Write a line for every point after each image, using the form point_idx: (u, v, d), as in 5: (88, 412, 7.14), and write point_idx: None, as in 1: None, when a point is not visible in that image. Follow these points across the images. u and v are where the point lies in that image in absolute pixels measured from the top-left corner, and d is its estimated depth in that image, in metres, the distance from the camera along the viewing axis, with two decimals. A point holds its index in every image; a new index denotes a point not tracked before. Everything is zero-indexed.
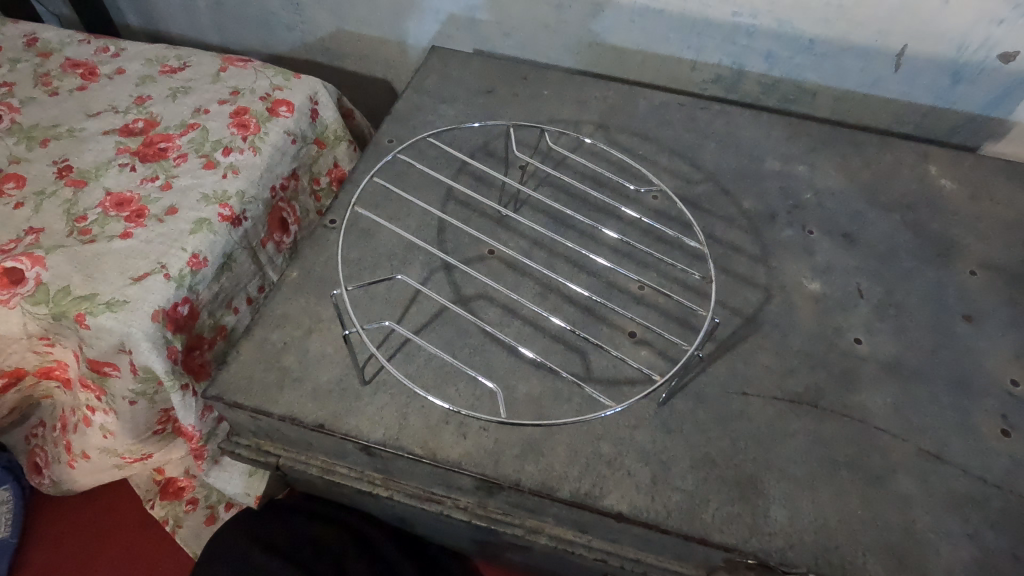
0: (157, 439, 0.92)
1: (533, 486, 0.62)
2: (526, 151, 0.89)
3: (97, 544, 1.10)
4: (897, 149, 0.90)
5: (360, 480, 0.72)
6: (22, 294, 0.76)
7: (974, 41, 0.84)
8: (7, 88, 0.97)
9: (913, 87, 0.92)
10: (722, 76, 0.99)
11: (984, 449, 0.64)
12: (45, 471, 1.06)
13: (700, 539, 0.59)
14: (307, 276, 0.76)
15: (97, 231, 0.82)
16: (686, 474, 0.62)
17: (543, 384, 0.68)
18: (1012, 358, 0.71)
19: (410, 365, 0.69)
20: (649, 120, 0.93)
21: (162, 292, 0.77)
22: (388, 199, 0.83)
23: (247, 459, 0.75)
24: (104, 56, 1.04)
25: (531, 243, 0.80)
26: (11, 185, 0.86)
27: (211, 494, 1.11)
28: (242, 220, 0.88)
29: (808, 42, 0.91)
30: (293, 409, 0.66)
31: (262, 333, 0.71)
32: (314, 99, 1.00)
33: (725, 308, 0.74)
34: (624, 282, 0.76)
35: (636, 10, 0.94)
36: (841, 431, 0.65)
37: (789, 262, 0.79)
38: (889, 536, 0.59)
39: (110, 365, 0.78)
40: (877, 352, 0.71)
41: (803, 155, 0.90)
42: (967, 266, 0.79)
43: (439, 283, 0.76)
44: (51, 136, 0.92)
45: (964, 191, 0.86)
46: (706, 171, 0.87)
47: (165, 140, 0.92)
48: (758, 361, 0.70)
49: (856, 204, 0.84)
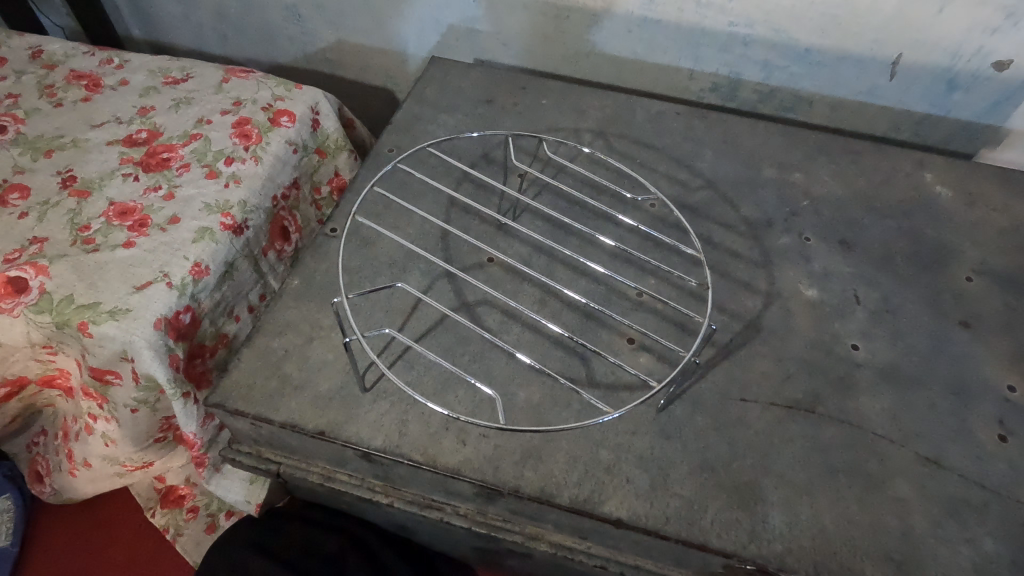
0: (159, 446, 0.92)
1: (532, 492, 0.62)
2: (526, 160, 0.90)
3: (98, 552, 1.11)
4: (893, 157, 0.91)
5: (360, 487, 0.72)
6: (26, 302, 0.77)
7: (968, 50, 0.85)
8: (13, 100, 0.99)
9: (909, 95, 0.92)
10: (720, 85, 1.00)
11: (982, 455, 0.65)
12: (46, 479, 1.06)
13: (699, 545, 0.59)
14: (308, 284, 0.76)
15: (101, 240, 0.83)
16: (684, 480, 0.63)
17: (543, 391, 0.68)
18: (1009, 364, 0.71)
19: (411, 372, 0.69)
20: (647, 129, 0.94)
21: (164, 301, 0.78)
22: (389, 208, 0.84)
23: (249, 466, 0.75)
24: (108, 67, 1.05)
25: (530, 250, 0.81)
26: (15, 195, 0.87)
27: (212, 502, 1.12)
28: (244, 229, 0.88)
29: (804, 51, 0.92)
30: (294, 416, 0.67)
31: (264, 341, 0.72)
32: (316, 109, 1.01)
33: (723, 314, 0.75)
34: (623, 289, 0.77)
35: (634, 20, 0.95)
36: (839, 437, 0.66)
37: (787, 269, 0.79)
38: (888, 541, 0.59)
39: (112, 373, 0.79)
40: (874, 358, 0.72)
41: (800, 162, 0.90)
42: (964, 272, 0.79)
43: (439, 290, 0.76)
44: (56, 146, 0.93)
45: (960, 198, 0.86)
46: (704, 179, 0.88)
47: (167, 150, 0.93)
48: (756, 367, 0.71)
49: (852, 211, 0.85)
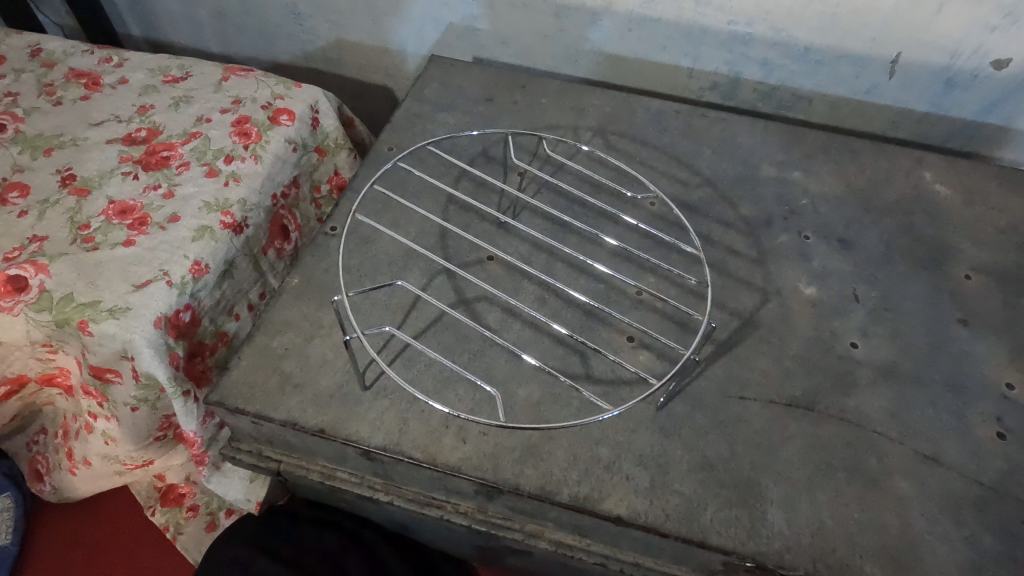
0: (159, 445, 0.92)
1: (532, 489, 0.62)
2: (525, 159, 0.90)
3: (98, 550, 1.11)
4: (892, 155, 0.91)
5: (360, 485, 0.72)
6: (26, 301, 0.77)
7: (967, 49, 0.85)
8: (12, 98, 0.99)
9: (908, 94, 0.93)
10: (719, 84, 1.00)
11: (980, 452, 0.65)
12: (46, 478, 1.06)
13: (699, 542, 0.59)
14: (308, 282, 0.76)
15: (100, 239, 0.83)
16: (684, 477, 0.63)
17: (542, 389, 0.68)
18: (1008, 362, 0.71)
19: (411, 370, 0.69)
20: (647, 127, 0.94)
21: (164, 299, 0.78)
22: (388, 206, 0.84)
23: (249, 464, 0.75)
24: (108, 65, 1.05)
25: (530, 248, 0.81)
26: (15, 193, 0.87)
27: (213, 500, 1.12)
28: (243, 228, 0.88)
29: (804, 50, 0.92)
30: (294, 414, 0.67)
31: (264, 339, 0.72)
32: (315, 108, 1.01)
33: (723, 312, 0.75)
34: (623, 287, 0.77)
35: (633, 18, 0.96)
36: (838, 435, 0.66)
37: (786, 267, 0.79)
38: (886, 538, 0.60)
39: (112, 372, 0.79)
40: (873, 356, 0.72)
41: (799, 161, 0.90)
42: (963, 270, 0.79)
43: (439, 289, 0.76)
44: (55, 145, 0.93)
45: (959, 197, 0.86)
46: (703, 177, 0.88)
47: (167, 149, 0.93)
48: (755, 365, 0.71)
49: (851, 210, 0.85)
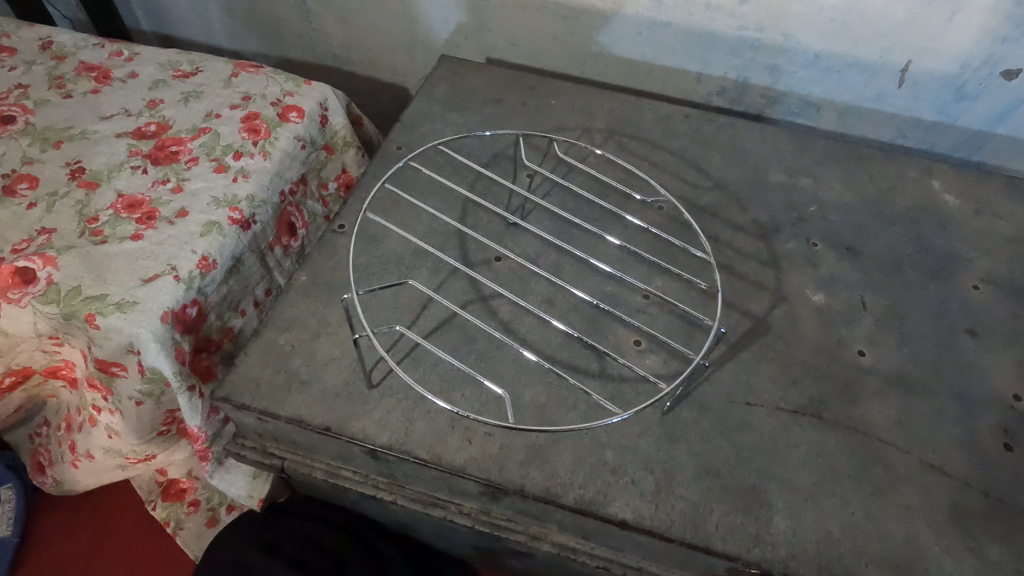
0: (162, 440, 0.91)
1: (537, 491, 0.62)
2: (536, 159, 0.90)
3: (99, 545, 1.11)
4: (900, 164, 0.91)
5: (364, 483, 0.72)
6: (33, 293, 0.77)
7: (976, 58, 0.85)
8: (21, 90, 0.99)
9: (916, 102, 0.93)
10: (727, 89, 1.00)
11: (986, 463, 0.65)
12: (48, 470, 1.06)
13: (704, 548, 0.59)
14: (316, 279, 0.76)
15: (108, 233, 0.83)
16: (690, 482, 0.63)
17: (549, 391, 0.68)
18: (1014, 372, 0.71)
19: (418, 370, 0.69)
20: (656, 130, 0.94)
21: (171, 294, 0.78)
22: (397, 205, 0.84)
23: (253, 460, 0.75)
24: (117, 59, 1.05)
25: (537, 250, 0.81)
26: (24, 185, 0.87)
27: (214, 496, 1.12)
28: (251, 224, 0.88)
29: (813, 56, 0.92)
30: (300, 411, 0.67)
31: (271, 335, 0.72)
32: (325, 105, 1.01)
33: (730, 317, 0.75)
34: (631, 290, 0.77)
35: (643, 22, 0.96)
36: (844, 443, 0.66)
37: (794, 273, 0.79)
38: (891, 547, 0.60)
39: (118, 365, 0.79)
40: (880, 365, 0.72)
41: (808, 168, 0.90)
42: (971, 281, 0.79)
43: (447, 288, 0.76)
44: (65, 137, 0.93)
45: (967, 206, 0.86)
46: (713, 181, 0.88)
47: (176, 144, 0.93)
48: (763, 372, 0.71)
49: (860, 217, 0.85)
